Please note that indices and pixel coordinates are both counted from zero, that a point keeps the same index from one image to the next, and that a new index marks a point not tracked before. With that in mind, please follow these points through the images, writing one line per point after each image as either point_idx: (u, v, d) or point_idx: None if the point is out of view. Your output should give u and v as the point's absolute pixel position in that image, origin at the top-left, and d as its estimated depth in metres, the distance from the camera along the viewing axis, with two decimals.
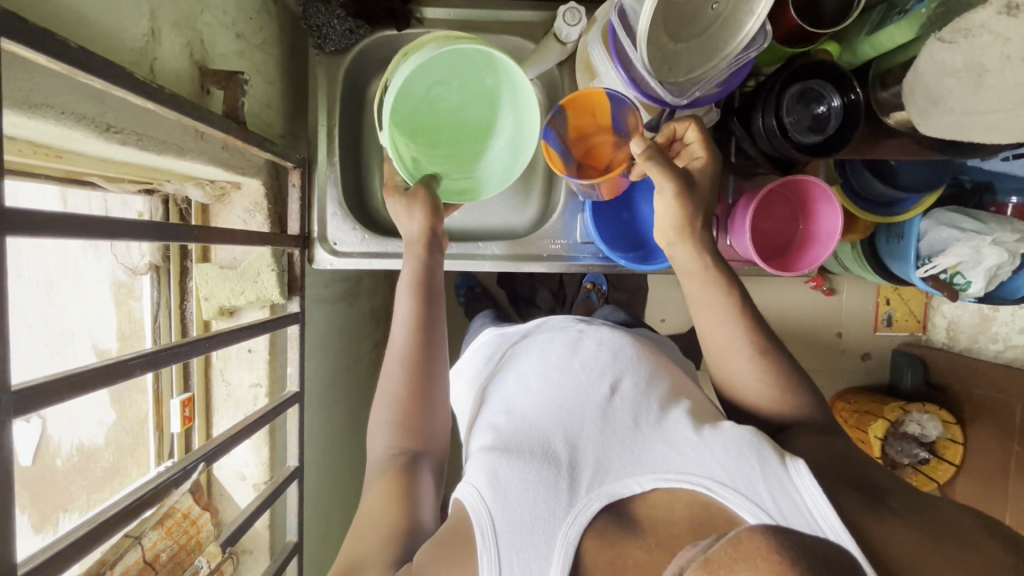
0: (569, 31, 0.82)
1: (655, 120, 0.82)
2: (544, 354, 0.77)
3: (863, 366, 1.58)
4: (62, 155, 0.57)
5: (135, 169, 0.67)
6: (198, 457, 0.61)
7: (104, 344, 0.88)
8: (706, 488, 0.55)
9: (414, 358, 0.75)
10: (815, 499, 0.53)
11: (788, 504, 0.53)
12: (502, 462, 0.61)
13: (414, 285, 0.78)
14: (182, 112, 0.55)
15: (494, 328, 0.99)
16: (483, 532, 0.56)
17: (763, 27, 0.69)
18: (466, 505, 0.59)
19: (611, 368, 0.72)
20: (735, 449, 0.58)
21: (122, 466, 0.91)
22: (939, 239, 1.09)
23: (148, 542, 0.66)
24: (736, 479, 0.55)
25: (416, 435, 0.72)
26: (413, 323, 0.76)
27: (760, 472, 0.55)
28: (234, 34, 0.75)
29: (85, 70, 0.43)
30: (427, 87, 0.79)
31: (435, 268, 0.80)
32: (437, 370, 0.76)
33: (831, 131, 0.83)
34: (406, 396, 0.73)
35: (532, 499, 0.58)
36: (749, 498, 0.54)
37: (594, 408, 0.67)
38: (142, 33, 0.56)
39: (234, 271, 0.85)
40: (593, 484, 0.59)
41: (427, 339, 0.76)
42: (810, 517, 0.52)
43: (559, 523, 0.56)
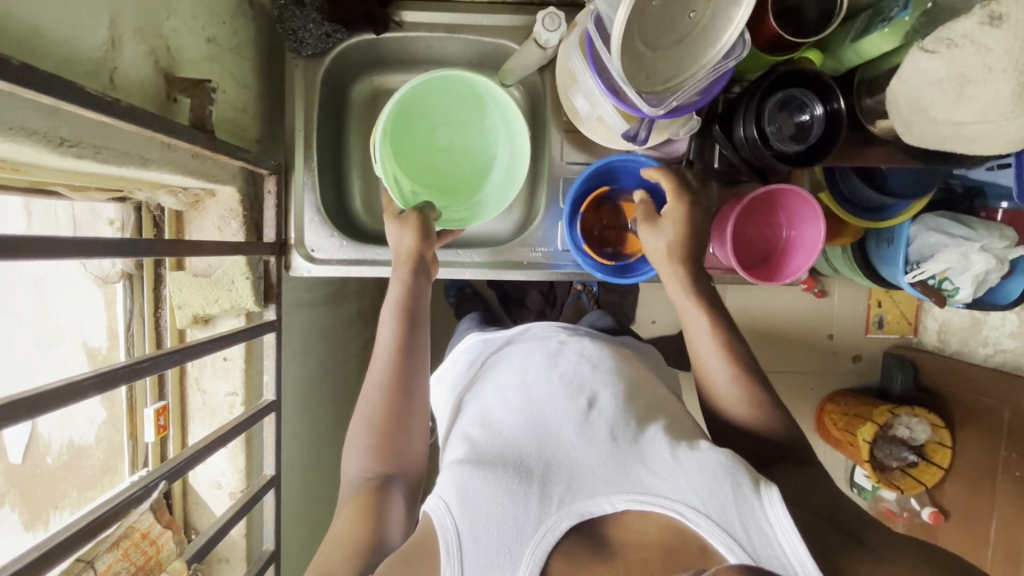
0: (549, 37, 0.81)
1: (635, 129, 0.77)
2: (525, 361, 0.76)
3: (854, 369, 1.58)
4: (21, 169, 0.55)
5: (99, 179, 0.66)
6: (160, 475, 0.59)
7: (93, 343, 0.88)
8: (679, 513, 0.57)
9: (393, 380, 0.74)
10: (787, 533, 0.54)
11: (760, 537, 0.54)
12: (473, 474, 0.61)
13: (398, 308, 0.77)
14: (140, 123, 0.54)
15: (479, 333, 0.98)
16: (449, 547, 0.57)
17: (742, 37, 0.69)
18: (434, 518, 0.59)
19: (589, 383, 0.71)
20: (711, 474, 0.58)
21: (113, 464, 0.91)
22: (928, 244, 1.08)
23: (103, 566, 0.67)
24: (708, 506, 0.56)
25: (390, 457, 0.72)
26: (394, 348, 0.76)
27: (733, 500, 0.56)
28: (205, 39, 0.74)
29: (27, 86, 0.41)
30: (430, 130, 0.90)
31: (421, 293, 0.79)
32: (415, 383, 0.75)
33: (813, 140, 0.82)
34: (382, 418, 0.73)
35: (501, 515, 0.58)
36: (720, 526, 0.55)
37: (570, 422, 0.66)
38: (99, 43, 0.55)
39: (209, 280, 0.84)
40: (564, 501, 0.59)
41: (406, 357, 0.76)
42: (777, 548, 0.53)
43: (526, 541, 0.57)
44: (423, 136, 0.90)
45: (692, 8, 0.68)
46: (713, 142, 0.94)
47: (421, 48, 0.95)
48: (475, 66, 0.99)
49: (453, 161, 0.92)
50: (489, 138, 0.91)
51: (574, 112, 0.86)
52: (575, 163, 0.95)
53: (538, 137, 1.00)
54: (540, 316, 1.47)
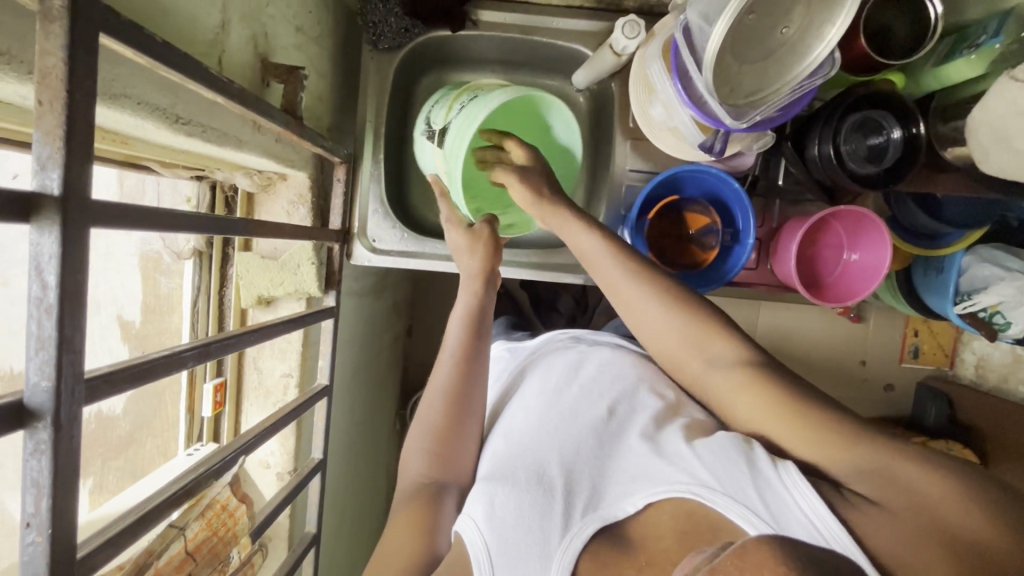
0: (627, 44, 0.81)
1: (710, 140, 0.77)
2: (546, 377, 0.79)
3: (886, 398, 1.55)
4: (128, 142, 0.58)
5: (190, 157, 0.68)
6: (237, 450, 0.61)
7: (128, 315, 0.86)
8: (693, 494, 0.53)
9: (454, 388, 0.76)
10: (804, 495, 0.49)
11: (781, 509, 0.49)
12: (497, 491, 0.61)
13: (465, 323, 0.80)
14: (248, 106, 0.56)
15: (504, 343, 1.00)
16: (480, 562, 0.56)
17: (830, 57, 0.68)
18: (463, 537, 0.59)
19: (609, 392, 0.74)
20: (721, 452, 0.55)
21: (136, 438, 0.89)
22: (981, 276, 1.06)
23: (190, 534, 0.67)
24: (725, 484, 0.52)
25: (446, 464, 0.72)
26: (461, 355, 0.79)
27: (748, 475, 0.52)
28: (295, 28, 0.75)
29: (167, 63, 0.43)
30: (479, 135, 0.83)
31: (487, 307, 0.83)
32: (476, 388, 0.77)
33: (888, 163, 0.80)
34: (439, 424, 0.74)
35: (527, 527, 0.57)
36: (738, 501, 0.51)
37: (590, 430, 0.68)
38: (213, 26, 0.57)
39: (276, 262, 0.86)
40: (588, 510, 0.58)
41: (469, 368, 0.78)
42: (807, 521, 0.48)
43: (553, 549, 0.56)
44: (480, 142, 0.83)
45: (785, 24, 0.67)
46: (778, 159, 0.94)
47: (493, 49, 0.96)
48: (543, 70, 1.00)
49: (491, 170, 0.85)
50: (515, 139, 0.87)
51: (646, 120, 0.87)
52: (638, 171, 0.94)
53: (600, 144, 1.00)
54: (573, 323, 1.47)
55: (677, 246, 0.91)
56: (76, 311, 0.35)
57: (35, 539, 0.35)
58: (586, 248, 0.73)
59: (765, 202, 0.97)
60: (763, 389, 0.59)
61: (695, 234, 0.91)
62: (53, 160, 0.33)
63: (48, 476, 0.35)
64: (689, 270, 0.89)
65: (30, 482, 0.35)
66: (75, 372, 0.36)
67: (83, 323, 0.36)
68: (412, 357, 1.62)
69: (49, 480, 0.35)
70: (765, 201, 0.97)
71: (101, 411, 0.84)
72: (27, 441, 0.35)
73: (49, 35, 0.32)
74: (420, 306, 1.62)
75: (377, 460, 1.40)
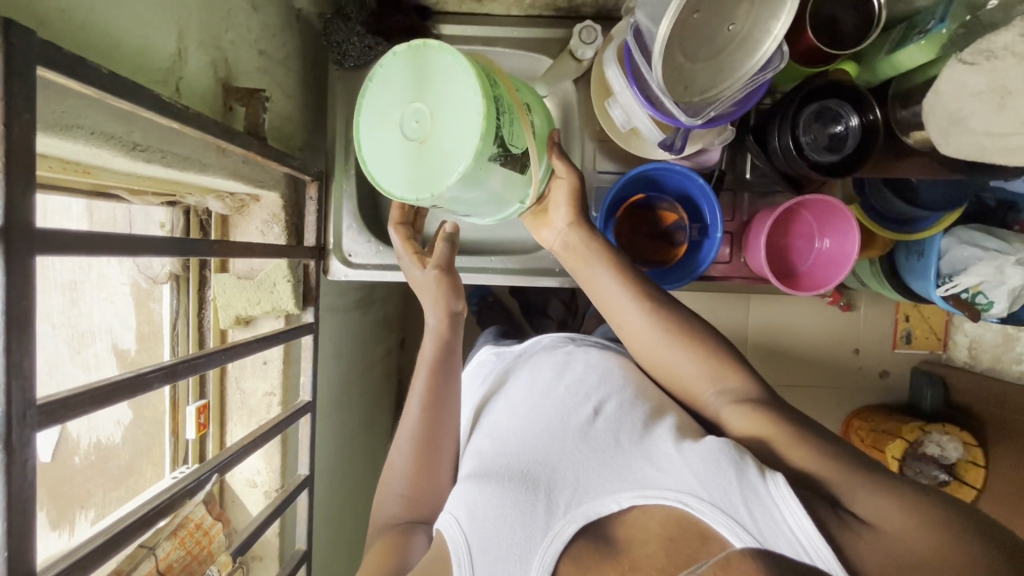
0: (586, 49, 0.85)
1: (670, 138, 0.78)
2: (534, 379, 0.79)
3: (881, 384, 1.55)
4: (90, 171, 0.59)
5: (156, 183, 0.69)
6: (211, 469, 0.61)
7: (123, 345, 0.89)
8: (683, 502, 0.54)
9: (423, 433, 0.77)
10: (792, 512, 0.49)
11: (767, 522, 0.50)
12: (479, 491, 0.63)
13: (429, 364, 0.80)
14: (206, 131, 0.57)
15: (491, 347, 1.00)
16: (461, 559, 0.58)
17: (779, 49, 0.69)
18: (445, 535, 0.62)
19: (596, 392, 0.73)
20: (713, 463, 0.55)
21: (138, 466, 0.92)
22: (961, 257, 1.06)
23: (161, 553, 0.69)
24: (713, 493, 0.53)
25: (419, 504, 0.75)
26: (427, 402, 0.78)
27: (736, 483, 0.52)
28: (257, 51, 0.77)
29: (115, 93, 0.44)
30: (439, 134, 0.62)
31: (455, 346, 0.82)
32: (445, 426, 0.79)
33: (848, 151, 0.82)
34: (412, 469, 0.76)
35: (509, 524, 0.58)
36: (725, 511, 0.51)
37: (574, 429, 0.68)
38: (167, 54, 0.58)
39: (252, 282, 0.87)
40: (570, 506, 0.59)
41: (436, 413, 0.78)
42: (791, 535, 0.49)
43: (534, 549, 0.57)
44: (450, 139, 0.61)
45: (731, 21, 0.69)
46: (744, 152, 0.96)
47: None
48: None
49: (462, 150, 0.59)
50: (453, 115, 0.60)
51: (609, 122, 0.88)
52: (609, 173, 0.96)
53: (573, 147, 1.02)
54: (562, 326, 1.48)
55: (650, 245, 0.93)
56: (23, 337, 0.36)
57: None
58: (602, 286, 0.75)
59: (734, 197, 0.97)
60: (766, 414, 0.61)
61: (666, 232, 0.93)
62: None
63: (1, 500, 0.36)
64: (661, 267, 0.91)
65: None
66: (25, 397, 0.36)
67: (32, 348, 0.37)
68: (405, 370, 1.62)
69: (2, 505, 0.36)
70: (733, 196, 0.97)
71: (101, 441, 0.90)
72: None
73: None
74: (411, 319, 1.63)
75: (372, 474, 1.40)
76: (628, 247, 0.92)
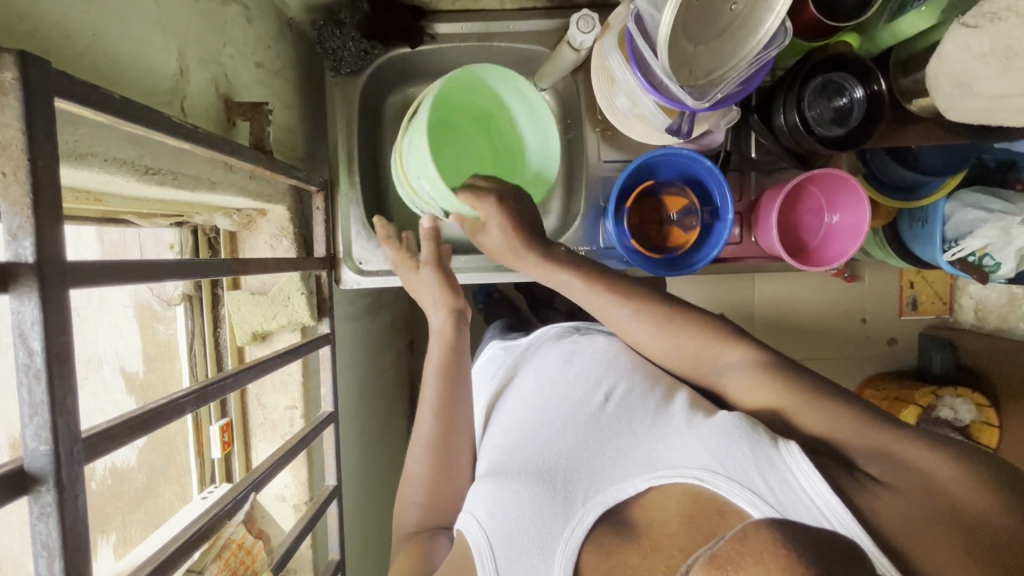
0: (584, 38, 0.81)
1: (677, 123, 0.78)
2: (542, 370, 0.79)
3: (891, 352, 1.55)
4: (101, 198, 0.58)
5: (167, 204, 0.68)
6: (248, 487, 0.61)
7: (129, 367, 0.87)
8: (699, 478, 0.54)
9: (438, 436, 0.77)
10: (809, 481, 0.49)
11: (785, 492, 0.50)
12: (499, 487, 0.63)
13: (440, 365, 0.79)
14: (216, 149, 0.56)
15: (499, 342, 1.01)
16: (484, 556, 0.58)
17: (782, 24, 0.69)
18: (467, 535, 0.62)
19: (605, 378, 0.73)
20: (726, 436, 0.55)
21: (155, 486, 0.91)
22: (965, 221, 1.06)
23: None
24: (728, 467, 0.53)
25: (438, 509, 0.76)
26: (439, 406, 0.78)
27: (750, 455, 0.53)
28: (255, 63, 0.76)
29: (129, 118, 0.43)
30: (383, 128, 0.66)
31: (461, 345, 0.81)
32: (459, 427, 0.78)
33: (854, 124, 0.82)
34: (431, 474, 0.76)
35: (528, 518, 0.58)
36: (742, 484, 0.51)
37: (587, 417, 0.68)
38: (170, 73, 0.57)
39: (266, 297, 0.86)
40: (588, 495, 0.59)
41: (450, 412, 0.78)
42: (811, 503, 0.49)
43: (556, 541, 0.57)
44: None
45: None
46: (747, 130, 0.95)
47: (454, 59, 0.97)
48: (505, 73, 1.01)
49: None
50: None
51: (610, 106, 0.87)
52: (613, 162, 0.95)
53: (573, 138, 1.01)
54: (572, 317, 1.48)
55: (661, 231, 0.93)
56: (65, 373, 0.36)
57: None
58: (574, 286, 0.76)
59: (741, 175, 0.97)
60: (790, 391, 0.60)
61: (676, 217, 0.91)
62: (23, 229, 0.34)
63: (58, 537, 0.36)
64: (677, 253, 0.90)
65: (40, 546, 0.35)
66: (72, 433, 0.36)
67: (74, 385, 0.37)
68: (416, 372, 1.62)
69: (59, 543, 0.36)
70: (741, 175, 0.97)
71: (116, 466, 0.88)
72: (33, 506, 0.35)
73: (4, 108, 0.33)
74: (420, 321, 1.62)
75: (393, 478, 1.40)
76: (639, 236, 0.92)
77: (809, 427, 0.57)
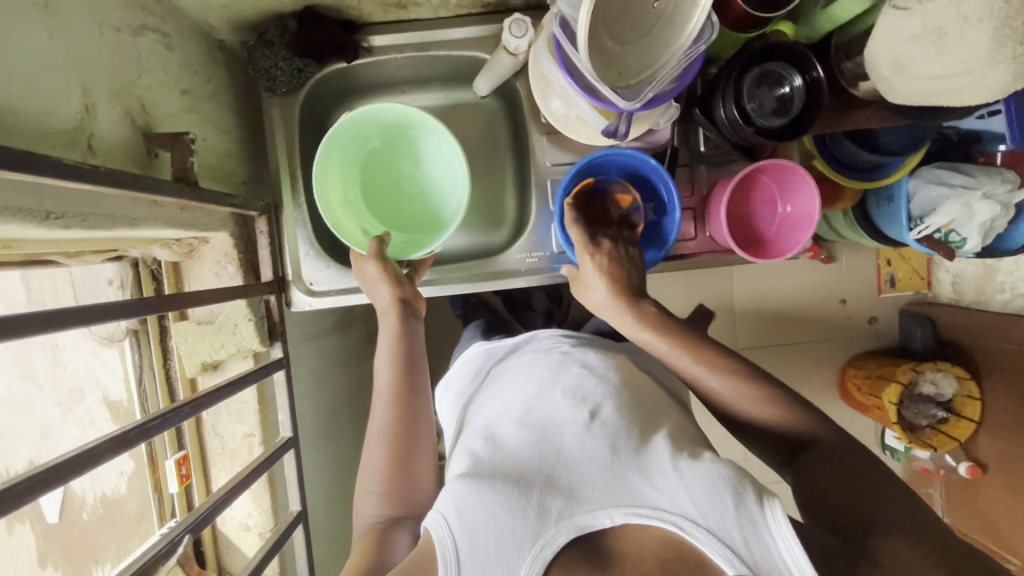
0: (518, 43, 0.80)
1: (613, 124, 0.77)
2: (529, 377, 0.76)
3: (872, 331, 1.53)
4: (11, 245, 0.57)
5: (91, 243, 0.67)
6: (185, 528, 0.60)
7: (112, 397, 0.93)
8: (677, 526, 0.56)
9: (395, 427, 0.77)
10: (785, 540, 0.54)
11: (759, 546, 0.54)
12: (471, 490, 0.61)
13: (394, 355, 0.81)
14: (123, 186, 0.55)
15: (482, 343, 0.98)
16: (448, 563, 0.57)
17: (709, 19, 0.67)
18: (434, 536, 0.60)
19: (591, 394, 0.70)
20: (712, 487, 0.57)
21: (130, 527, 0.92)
22: (929, 198, 1.06)
23: None
24: (709, 519, 0.55)
25: (400, 499, 0.74)
26: (392, 397, 0.79)
27: (733, 512, 0.55)
28: (179, 91, 0.75)
29: (4, 167, 0.42)
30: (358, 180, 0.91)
31: (411, 336, 0.83)
32: (419, 419, 0.80)
33: (796, 112, 0.80)
34: (388, 463, 0.76)
35: (498, 530, 0.58)
36: (720, 537, 0.55)
37: (569, 433, 0.66)
38: (73, 112, 0.56)
39: (213, 325, 0.85)
40: (563, 514, 0.58)
41: (410, 422, 0.78)
42: (779, 560, 0.53)
43: (524, 553, 0.57)
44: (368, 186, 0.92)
45: None
46: (694, 125, 0.94)
47: (395, 70, 0.95)
48: (449, 80, 0.99)
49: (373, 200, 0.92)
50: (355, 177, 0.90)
51: (547, 110, 0.85)
52: (560, 165, 0.94)
53: (523, 141, 1.00)
54: (547, 318, 1.46)
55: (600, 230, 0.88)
56: None
57: None
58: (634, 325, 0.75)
59: (691, 171, 0.97)
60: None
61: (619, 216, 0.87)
62: None
63: None
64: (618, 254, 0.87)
65: None
66: None
67: None
68: None
69: None
70: (690, 170, 0.96)
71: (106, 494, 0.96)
72: None
73: None
74: None
75: None
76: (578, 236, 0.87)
77: None
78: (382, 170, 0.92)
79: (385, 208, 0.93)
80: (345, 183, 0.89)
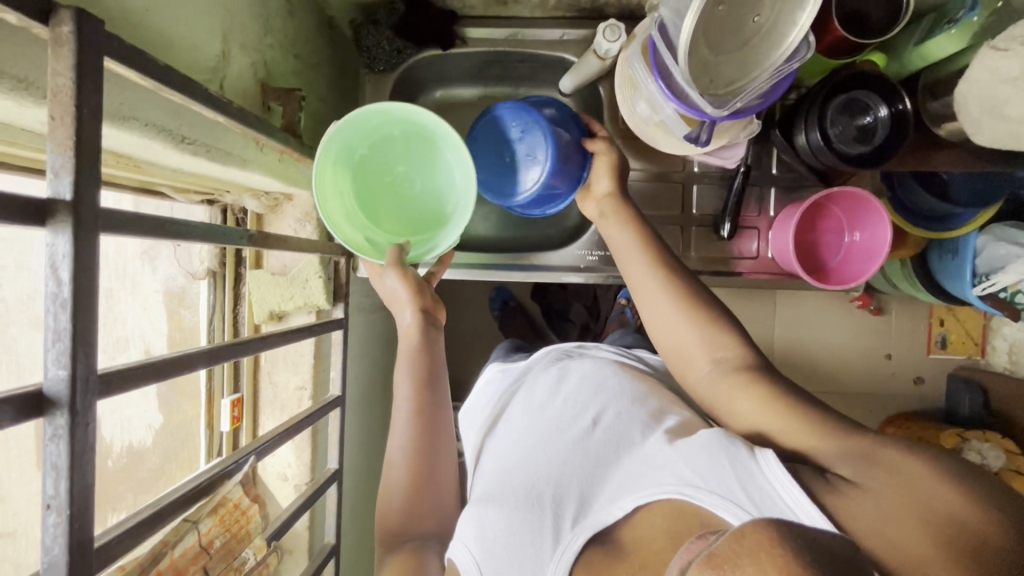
0: (610, 46, 0.84)
1: (696, 131, 0.79)
2: (530, 401, 0.78)
3: (917, 392, 1.47)
4: (139, 166, 0.62)
5: (199, 179, 0.72)
6: (248, 452, 0.64)
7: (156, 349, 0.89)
8: (681, 493, 0.52)
9: (416, 441, 0.77)
10: (782, 487, 0.49)
11: (764, 501, 0.49)
12: (488, 511, 0.62)
13: (413, 375, 0.80)
14: (247, 125, 0.60)
15: (495, 365, 0.98)
16: None
17: (805, 39, 0.69)
18: (458, 561, 0.60)
19: (593, 405, 0.72)
20: (705, 452, 0.54)
21: (166, 470, 0.92)
22: (998, 254, 1.02)
23: (205, 527, 0.73)
24: (710, 480, 0.51)
25: (424, 514, 0.74)
26: (413, 412, 0.79)
27: (728, 466, 0.52)
28: (293, 55, 0.80)
29: (170, 85, 0.46)
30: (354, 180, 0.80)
31: (431, 344, 0.83)
32: (441, 428, 0.80)
33: (879, 141, 0.81)
34: (411, 479, 0.75)
35: (516, 544, 0.57)
36: (725, 497, 0.50)
37: (574, 443, 0.67)
38: (213, 53, 0.61)
39: (286, 278, 0.90)
40: (577, 520, 0.58)
41: (431, 437, 0.78)
42: (783, 504, 0.48)
43: (546, 562, 0.56)
44: (365, 188, 0.81)
45: (756, 12, 0.69)
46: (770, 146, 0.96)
47: (484, 64, 1.01)
48: (532, 79, 1.04)
49: (370, 203, 0.82)
50: (349, 177, 0.79)
51: (633, 117, 0.90)
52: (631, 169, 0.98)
53: None
54: (585, 330, 1.47)
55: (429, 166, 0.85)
56: (88, 307, 0.39)
57: (57, 519, 0.38)
58: (619, 240, 0.77)
59: (760, 191, 0.97)
60: (809, 406, 0.57)
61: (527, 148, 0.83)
62: (65, 168, 0.37)
63: (66, 459, 0.38)
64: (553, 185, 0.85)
65: (49, 465, 0.38)
66: (88, 362, 0.39)
67: (96, 321, 0.40)
68: None
69: (67, 464, 0.38)
70: (760, 190, 0.97)
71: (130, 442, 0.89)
72: (47, 428, 0.38)
73: (59, 58, 0.36)
74: None
75: None
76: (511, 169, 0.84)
77: (791, 443, 0.55)
78: (372, 177, 0.81)
79: (386, 213, 0.83)
80: (339, 187, 0.79)
